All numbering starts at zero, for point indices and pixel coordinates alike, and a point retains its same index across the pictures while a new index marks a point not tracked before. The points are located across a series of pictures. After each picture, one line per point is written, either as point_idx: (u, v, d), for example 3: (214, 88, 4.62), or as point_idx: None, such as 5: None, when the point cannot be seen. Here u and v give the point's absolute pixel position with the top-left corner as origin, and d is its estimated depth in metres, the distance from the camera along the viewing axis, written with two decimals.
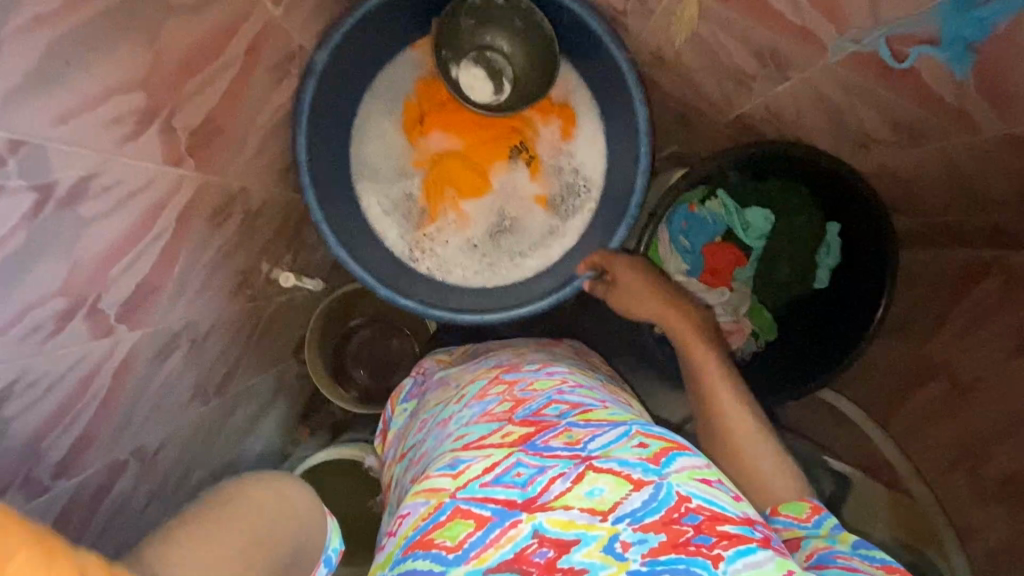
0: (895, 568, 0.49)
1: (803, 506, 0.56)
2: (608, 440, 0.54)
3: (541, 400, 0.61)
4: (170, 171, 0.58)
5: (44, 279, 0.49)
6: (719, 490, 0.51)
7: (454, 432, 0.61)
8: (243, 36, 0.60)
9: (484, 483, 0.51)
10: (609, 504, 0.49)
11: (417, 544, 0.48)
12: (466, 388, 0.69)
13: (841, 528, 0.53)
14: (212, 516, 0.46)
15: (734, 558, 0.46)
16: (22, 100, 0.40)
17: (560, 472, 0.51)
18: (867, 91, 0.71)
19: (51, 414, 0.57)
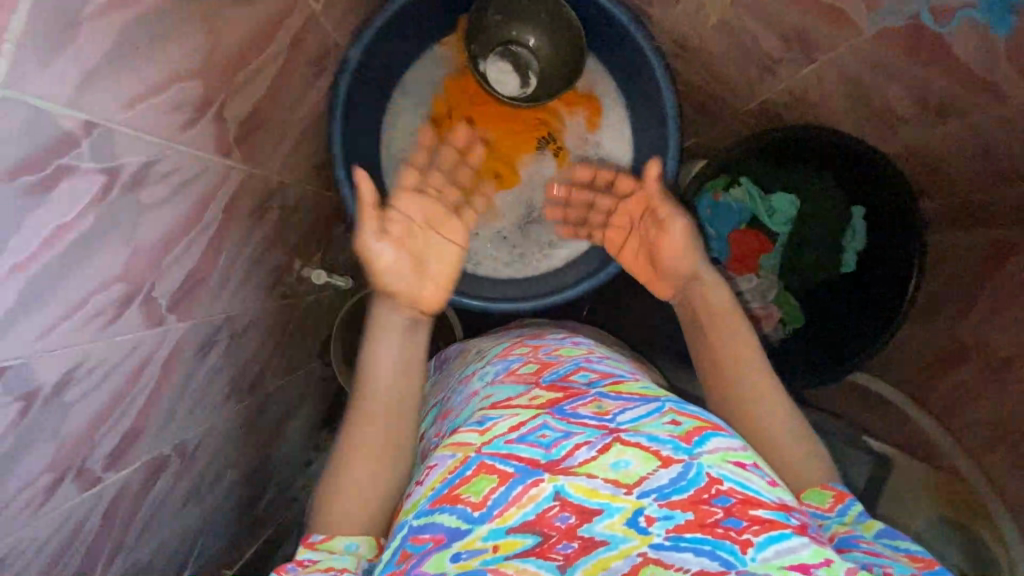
0: (919, 558, 0.50)
1: (826, 494, 0.58)
2: (639, 414, 0.54)
3: (569, 366, 0.64)
4: (220, 162, 0.60)
5: (108, 264, 0.49)
6: (752, 474, 0.50)
7: (480, 387, 0.66)
8: (287, 31, 0.62)
9: (509, 440, 0.52)
10: (635, 478, 0.49)
11: (445, 498, 0.49)
12: (490, 351, 0.76)
13: (866, 517, 0.55)
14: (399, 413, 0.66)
15: (764, 544, 0.44)
16: (98, 81, 0.40)
17: (585, 441, 0.51)
18: (894, 67, 0.72)
19: (106, 402, 0.58)
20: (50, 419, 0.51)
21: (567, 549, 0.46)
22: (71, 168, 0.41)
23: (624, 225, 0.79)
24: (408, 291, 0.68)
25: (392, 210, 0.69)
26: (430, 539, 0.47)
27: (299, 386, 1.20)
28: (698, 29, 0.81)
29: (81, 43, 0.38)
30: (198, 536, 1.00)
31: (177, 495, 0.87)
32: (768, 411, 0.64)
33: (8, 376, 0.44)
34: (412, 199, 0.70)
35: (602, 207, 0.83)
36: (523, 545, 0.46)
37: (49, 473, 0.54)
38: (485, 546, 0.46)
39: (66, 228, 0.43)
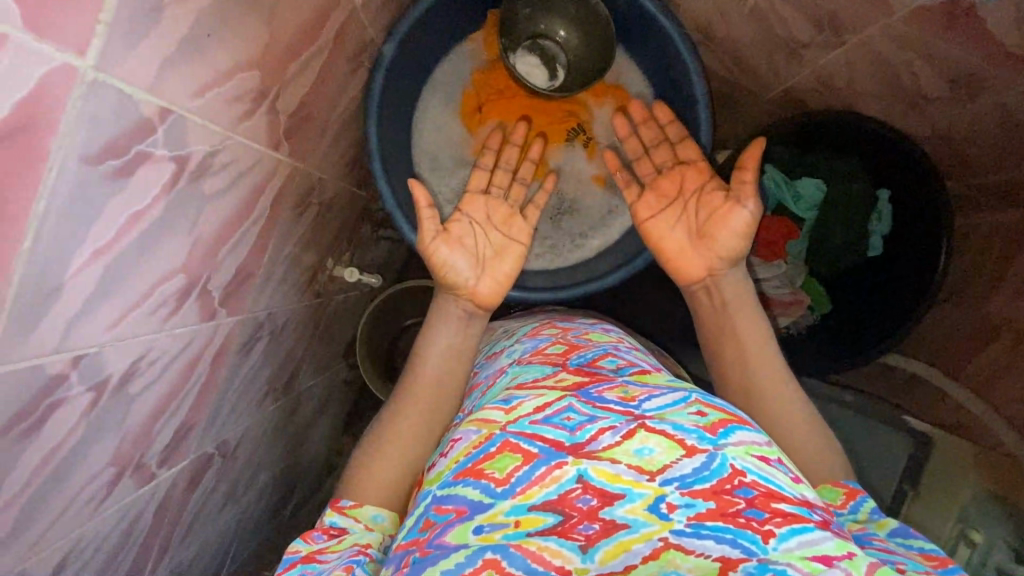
0: (934, 556, 0.48)
1: (838, 491, 0.57)
2: (664, 402, 0.51)
3: (597, 352, 0.64)
4: (270, 155, 0.60)
5: (172, 254, 0.50)
6: (776, 469, 0.47)
7: (507, 364, 0.66)
8: (331, 25, 0.63)
9: (534, 421, 0.50)
10: (658, 466, 0.46)
11: (468, 472, 0.47)
12: (520, 331, 0.76)
13: (881, 514, 0.53)
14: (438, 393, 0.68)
15: (787, 536, 0.41)
16: (172, 69, 0.41)
17: (610, 425, 0.49)
18: (925, 45, 0.72)
19: (164, 396, 0.58)
20: (115, 411, 0.51)
21: (589, 530, 0.43)
22: (147, 154, 0.42)
23: (672, 190, 0.80)
24: (468, 285, 0.74)
25: (458, 215, 0.78)
26: (452, 510, 0.46)
27: (326, 387, 1.20)
28: (725, 16, 0.83)
29: (160, 28, 0.38)
30: (233, 538, 1.00)
31: (218, 495, 0.87)
32: (777, 408, 0.63)
33: (83, 364, 0.44)
34: (479, 202, 0.81)
35: (652, 163, 0.84)
36: (543, 524, 0.44)
37: (112, 466, 0.54)
38: (506, 521, 0.44)
39: (139, 215, 0.43)
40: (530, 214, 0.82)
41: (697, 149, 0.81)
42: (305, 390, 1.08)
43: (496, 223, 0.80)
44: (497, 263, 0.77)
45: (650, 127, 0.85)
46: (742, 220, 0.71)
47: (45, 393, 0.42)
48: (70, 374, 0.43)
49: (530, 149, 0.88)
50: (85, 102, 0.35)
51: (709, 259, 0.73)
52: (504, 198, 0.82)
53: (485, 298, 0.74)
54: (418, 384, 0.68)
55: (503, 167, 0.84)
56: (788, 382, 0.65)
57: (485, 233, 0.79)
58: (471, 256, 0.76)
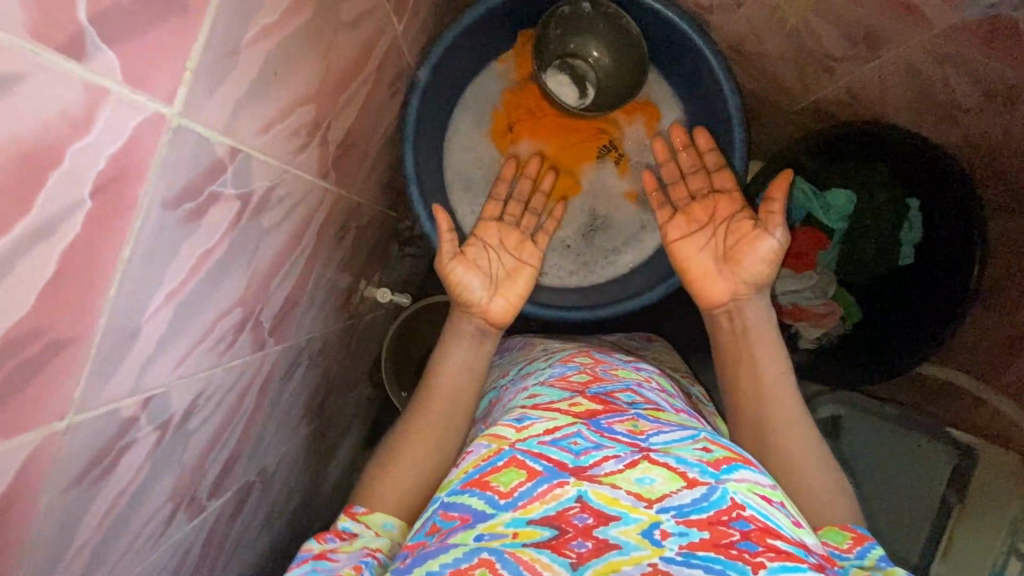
0: None
1: (845, 535, 0.55)
2: (671, 437, 0.51)
3: (617, 386, 0.63)
4: (319, 186, 0.60)
5: (232, 289, 0.49)
6: (777, 509, 0.46)
7: (531, 384, 0.66)
8: (377, 54, 0.63)
9: (541, 441, 0.50)
10: (658, 494, 0.45)
11: (475, 482, 0.47)
12: (553, 353, 0.76)
13: (888, 562, 0.51)
14: (447, 408, 0.67)
15: (777, 571, 0.40)
16: (243, 110, 0.41)
17: (615, 454, 0.49)
18: (960, 58, 0.72)
19: (217, 429, 0.58)
20: (175, 448, 0.51)
21: (581, 547, 0.42)
22: (217, 195, 0.42)
23: (703, 216, 0.80)
24: (480, 303, 0.74)
25: (474, 239, 0.79)
26: (458, 517, 0.46)
27: (351, 407, 1.20)
28: (757, 33, 0.83)
29: (236, 71, 0.38)
30: (265, 564, 0.99)
31: (256, 522, 0.86)
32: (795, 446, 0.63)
33: (151, 404, 0.44)
34: (492, 229, 0.81)
35: (686, 188, 0.84)
36: (539, 537, 0.43)
37: (170, 502, 0.54)
38: (505, 531, 0.43)
39: (208, 253, 0.44)
40: (540, 239, 0.84)
41: (732, 178, 0.81)
42: (334, 411, 1.08)
43: (511, 242, 0.81)
44: (511, 281, 0.78)
45: (690, 153, 0.86)
46: (770, 247, 0.71)
47: (118, 436, 0.42)
48: (141, 415, 0.43)
49: (542, 182, 0.88)
50: (169, 150, 0.35)
51: (734, 284, 0.72)
52: (516, 225, 0.83)
53: (497, 316, 0.74)
54: (428, 399, 0.68)
55: (515, 199, 0.85)
56: (800, 422, 0.64)
57: (499, 256, 0.79)
58: (484, 276, 0.76)
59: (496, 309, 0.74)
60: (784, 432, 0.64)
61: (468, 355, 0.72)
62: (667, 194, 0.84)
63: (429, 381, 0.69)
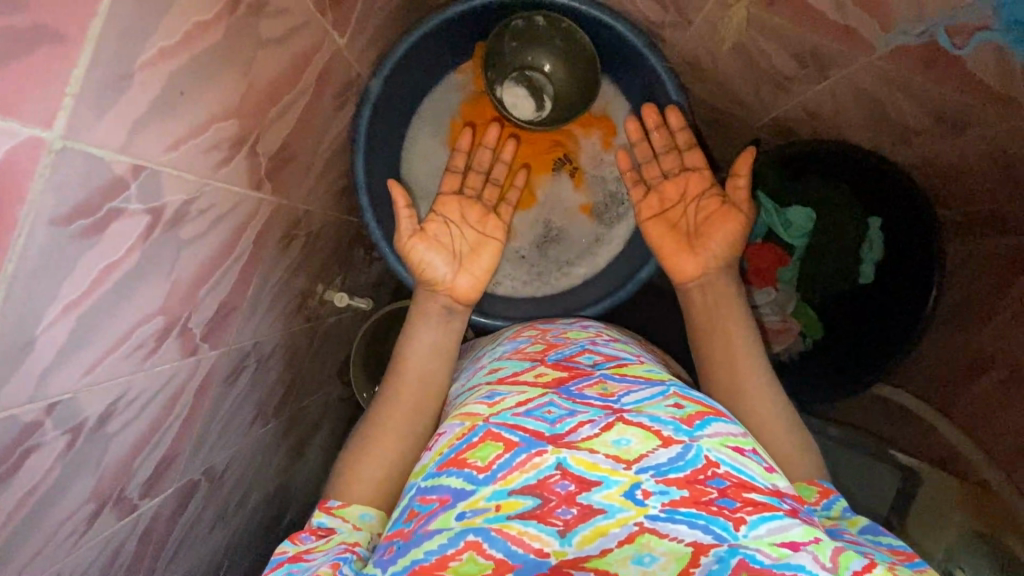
0: (901, 552, 0.49)
1: (812, 489, 0.57)
2: (643, 396, 0.51)
3: (574, 348, 0.60)
4: (252, 195, 0.62)
5: (147, 300, 0.51)
6: (749, 459, 0.46)
7: (487, 362, 0.63)
8: (315, 66, 0.64)
9: (515, 413, 0.48)
10: (635, 455, 0.45)
11: (451, 462, 0.46)
12: (503, 334, 0.74)
13: (851, 511, 0.54)
14: (412, 395, 0.64)
15: (757, 523, 0.41)
16: (142, 129, 0.42)
17: (589, 419, 0.47)
18: (904, 80, 0.72)
19: (145, 431, 0.59)
20: (93, 451, 0.52)
21: (567, 514, 0.42)
22: (119, 211, 0.43)
23: (674, 195, 0.82)
24: (445, 280, 0.74)
25: (433, 215, 0.79)
26: (436, 500, 0.44)
27: (319, 407, 1.21)
28: (709, 51, 0.83)
29: (131, 93, 0.40)
30: (222, 562, 1.01)
31: (206, 521, 0.88)
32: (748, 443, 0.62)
33: (57, 411, 0.46)
34: (453, 204, 0.81)
35: (658, 167, 0.84)
36: (523, 507, 0.42)
37: (91, 502, 0.56)
38: (487, 506, 0.42)
39: (111, 269, 0.45)
40: (504, 212, 0.84)
41: (703, 157, 0.82)
42: (297, 412, 1.10)
43: (478, 219, 0.81)
44: (478, 253, 0.78)
45: (663, 133, 0.84)
46: (740, 224, 0.76)
47: (20, 440, 0.44)
48: (44, 421, 0.45)
49: (502, 150, 0.86)
50: (53, 171, 0.36)
51: (703, 261, 0.75)
52: (478, 198, 0.83)
53: (463, 292, 0.74)
54: (395, 386, 0.65)
55: (475, 170, 0.85)
56: (772, 389, 0.64)
57: (461, 231, 0.79)
58: (447, 254, 0.76)
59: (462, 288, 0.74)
60: (757, 424, 0.62)
61: (435, 340, 0.70)
62: (642, 172, 0.85)
63: (394, 371, 0.67)
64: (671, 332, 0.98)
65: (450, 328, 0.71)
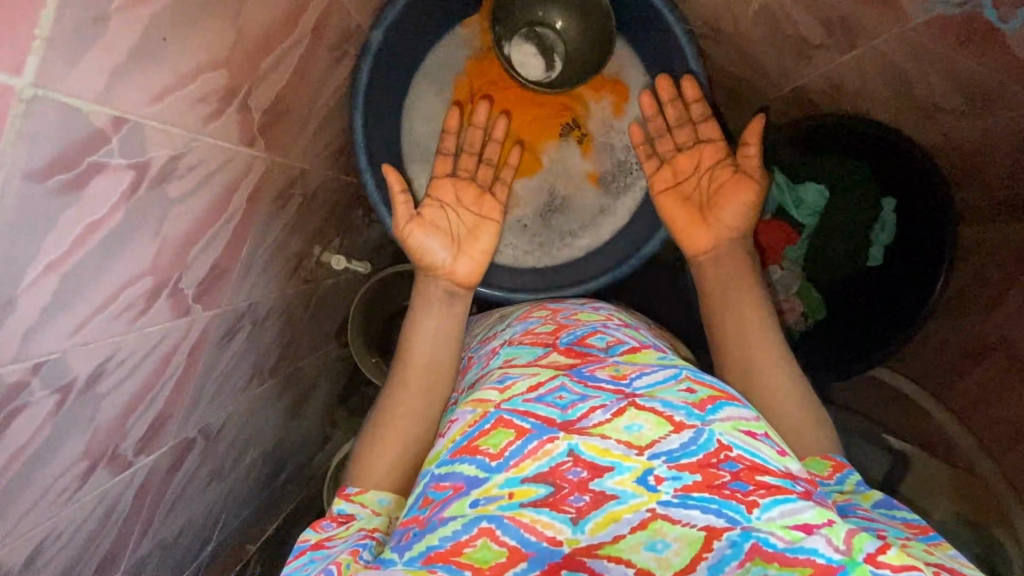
0: (915, 525, 0.49)
1: (825, 463, 0.56)
2: (654, 379, 0.50)
3: (585, 330, 0.58)
4: (246, 152, 0.59)
5: (136, 259, 0.49)
6: (762, 443, 0.46)
7: (500, 346, 0.60)
8: (311, 13, 0.60)
9: (527, 399, 0.48)
10: (647, 441, 0.44)
11: (464, 449, 0.46)
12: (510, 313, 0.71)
13: (865, 485, 0.53)
14: (418, 380, 0.63)
15: (770, 505, 0.40)
16: (121, 78, 0.39)
17: (601, 404, 0.47)
18: (936, 54, 0.67)
19: (138, 390, 0.59)
20: (85, 410, 0.52)
21: (579, 501, 0.42)
22: (101, 165, 0.41)
23: (688, 167, 0.80)
24: (445, 265, 0.72)
25: (429, 200, 0.77)
26: (450, 487, 0.44)
27: (316, 367, 1.21)
28: (733, 13, 0.78)
29: (107, 37, 0.37)
30: (220, 514, 1.03)
31: (203, 476, 0.90)
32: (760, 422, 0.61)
33: (44, 370, 0.45)
34: (447, 186, 0.79)
35: (671, 141, 0.81)
36: (536, 495, 0.42)
37: (84, 460, 0.56)
38: (500, 493, 0.42)
39: (96, 226, 0.43)
40: (499, 192, 0.82)
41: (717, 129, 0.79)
42: (295, 371, 1.10)
43: (477, 203, 0.79)
44: (478, 232, 0.77)
45: (676, 106, 0.81)
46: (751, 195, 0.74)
47: (6, 399, 0.43)
48: (31, 380, 0.44)
49: (493, 129, 0.82)
50: (25, 122, 0.34)
51: (717, 233, 0.74)
52: (472, 178, 0.80)
53: (464, 277, 0.72)
54: (405, 372, 0.64)
55: (466, 151, 0.82)
56: (788, 367, 0.63)
57: (457, 214, 0.77)
58: (445, 236, 0.74)
59: (462, 273, 0.72)
60: (771, 403, 0.61)
61: (441, 322, 0.69)
62: (654, 146, 0.82)
63: (402, 356, 0.66)
64: (673, 307, 0.97)
65: (454, 310, 0.70)
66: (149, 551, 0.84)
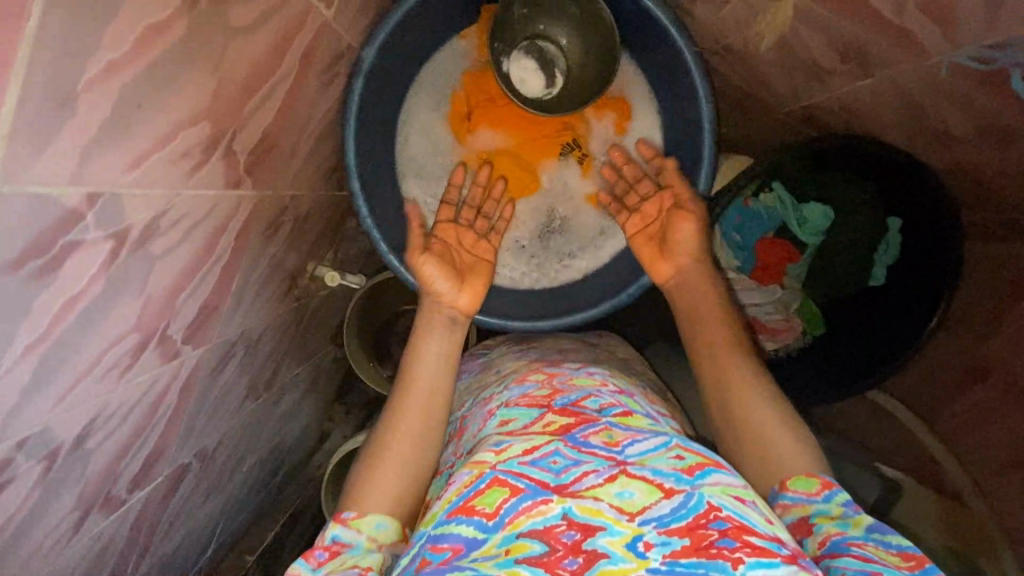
0: (910, 555, 0.46)
1: (813, 480, 0.52)
2: (645, 447, 0.50)
3: (579, 392, 0.58)
4: (231, 194, 0.56)
5: (120, 320, 0.47)
6: (751, 509, 0.45)
7: (496, 407, 0.59)
8: (298, 44, 0.57)
9: (521, 461, 0.48)
10: (638, 507, 0.44)
11: (459, 509, 0.45)
12: (505, 372, 0.67)
13: (852, 506, 0.50)
14: (420, 401, 0.60)
15: (755, 565, 0.40)
16: (94, 155, 0.37)
17: (593, 468, 0.47)
18: (954, 89, 0.64)
19: (128, 436, 0.58)
20: (74, 468, 0.51)
21: (572, 564, 0.41)
22: (75, 245, 0.39)
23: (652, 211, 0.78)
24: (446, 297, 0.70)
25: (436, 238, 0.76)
26: (449, 549, 0.43)
27: (310, 373, 1.20)
28: (743, 34, 0.74)
29: (76, 119, 0.34)
30: (217, 523, 1.05)
31: (200, 492, 0.90)
32: None
33: (30, 443, 0.44)
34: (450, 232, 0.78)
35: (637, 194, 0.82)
36: (530, 552, 0.41)
37: (76, 510, 0.56)
38: (496, 552, 0.42)
39: (75, 301, 0.41)
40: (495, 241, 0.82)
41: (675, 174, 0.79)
42: (290, 381, 1.09)
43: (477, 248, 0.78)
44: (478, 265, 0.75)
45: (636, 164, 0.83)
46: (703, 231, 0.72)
47: None
48: (16, 455, 0.43)
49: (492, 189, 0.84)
50: None
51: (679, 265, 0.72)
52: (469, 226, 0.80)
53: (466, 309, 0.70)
54: (405, 394, 0.61)
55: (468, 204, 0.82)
56: None
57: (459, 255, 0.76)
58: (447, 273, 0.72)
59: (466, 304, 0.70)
60: None
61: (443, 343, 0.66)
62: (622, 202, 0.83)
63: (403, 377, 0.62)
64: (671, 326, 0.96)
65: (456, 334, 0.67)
66: (149, 568, 0.85)
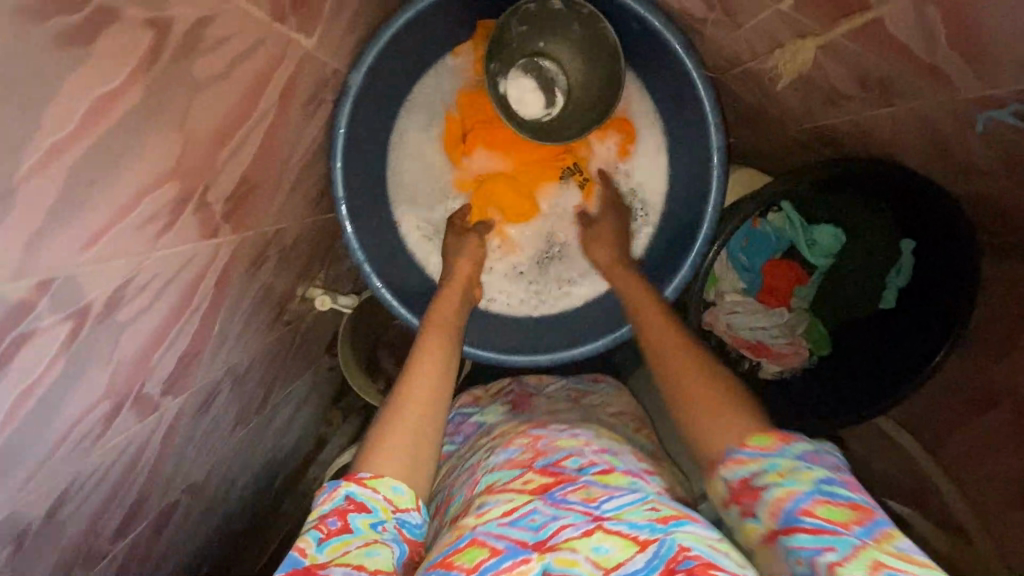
0: (860, 506, 0.42)
1: (770, 439, 0.47)
2: (623, 500, 0.47)
3: (561, 451, 0.54)
4: (208, 245, 0.53)
5: (88, 392, 0.44)
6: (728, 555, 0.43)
7: (480, 477, 0.55)
8: (277, 81, 0.53)
9: (500, 522, 0.46)
10: (614, 563, 0.42)
11: (438, 564, 0.44)
12: (497, 438, 0.62)
13: (806, 462, 0.44)
14: (428, 396, 0.55)
15: None
16: (41, 242, 0.34)
17: (571, 522, 0.45)
18: (980, 123, 0.59)
19: (106, 495, 0.56)
20: (46, 537, 0.49)
21: None
22: (27, 334, 0.35)
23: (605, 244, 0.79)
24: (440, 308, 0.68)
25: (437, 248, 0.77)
26: None
27: (304, 389, 1.17)
28: (755, 55, 0.70)
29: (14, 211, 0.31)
30: (211, 545, 1.03)
31: (190, 522, 0.88)
32: None
33: None
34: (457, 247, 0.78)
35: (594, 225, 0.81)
36: None
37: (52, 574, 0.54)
38: None
39: (32, 387, 0.38)
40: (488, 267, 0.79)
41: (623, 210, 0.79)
42: (282, 401, 1.06)
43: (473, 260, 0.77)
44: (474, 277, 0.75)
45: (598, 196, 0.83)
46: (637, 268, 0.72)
47: None
48: None
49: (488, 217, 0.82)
50: None
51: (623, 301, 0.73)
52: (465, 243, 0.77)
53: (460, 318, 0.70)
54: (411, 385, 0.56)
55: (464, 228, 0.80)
56: None
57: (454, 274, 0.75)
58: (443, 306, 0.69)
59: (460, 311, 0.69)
60: None
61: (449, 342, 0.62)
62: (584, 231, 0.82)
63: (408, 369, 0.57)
64: None
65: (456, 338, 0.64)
66: None
